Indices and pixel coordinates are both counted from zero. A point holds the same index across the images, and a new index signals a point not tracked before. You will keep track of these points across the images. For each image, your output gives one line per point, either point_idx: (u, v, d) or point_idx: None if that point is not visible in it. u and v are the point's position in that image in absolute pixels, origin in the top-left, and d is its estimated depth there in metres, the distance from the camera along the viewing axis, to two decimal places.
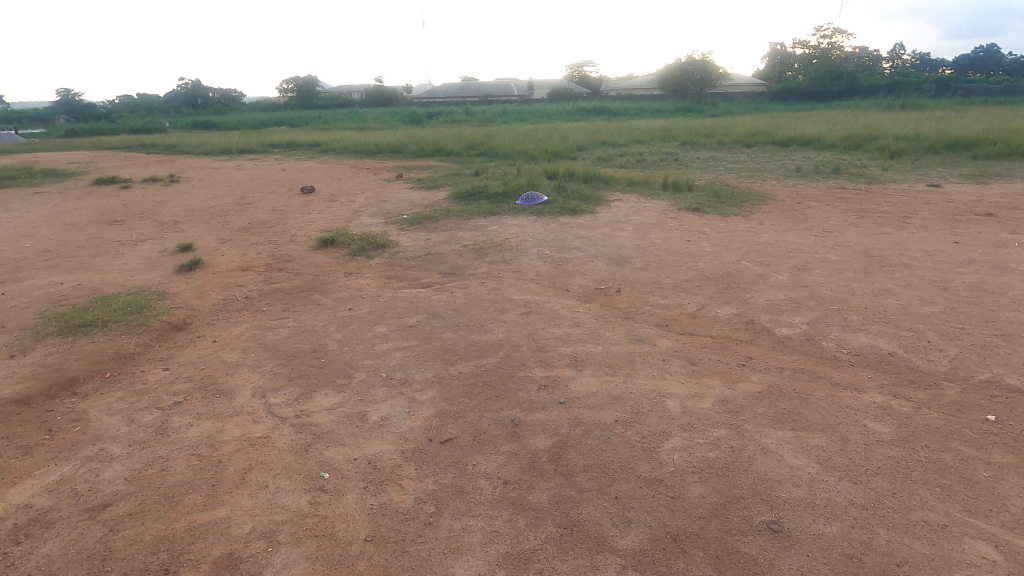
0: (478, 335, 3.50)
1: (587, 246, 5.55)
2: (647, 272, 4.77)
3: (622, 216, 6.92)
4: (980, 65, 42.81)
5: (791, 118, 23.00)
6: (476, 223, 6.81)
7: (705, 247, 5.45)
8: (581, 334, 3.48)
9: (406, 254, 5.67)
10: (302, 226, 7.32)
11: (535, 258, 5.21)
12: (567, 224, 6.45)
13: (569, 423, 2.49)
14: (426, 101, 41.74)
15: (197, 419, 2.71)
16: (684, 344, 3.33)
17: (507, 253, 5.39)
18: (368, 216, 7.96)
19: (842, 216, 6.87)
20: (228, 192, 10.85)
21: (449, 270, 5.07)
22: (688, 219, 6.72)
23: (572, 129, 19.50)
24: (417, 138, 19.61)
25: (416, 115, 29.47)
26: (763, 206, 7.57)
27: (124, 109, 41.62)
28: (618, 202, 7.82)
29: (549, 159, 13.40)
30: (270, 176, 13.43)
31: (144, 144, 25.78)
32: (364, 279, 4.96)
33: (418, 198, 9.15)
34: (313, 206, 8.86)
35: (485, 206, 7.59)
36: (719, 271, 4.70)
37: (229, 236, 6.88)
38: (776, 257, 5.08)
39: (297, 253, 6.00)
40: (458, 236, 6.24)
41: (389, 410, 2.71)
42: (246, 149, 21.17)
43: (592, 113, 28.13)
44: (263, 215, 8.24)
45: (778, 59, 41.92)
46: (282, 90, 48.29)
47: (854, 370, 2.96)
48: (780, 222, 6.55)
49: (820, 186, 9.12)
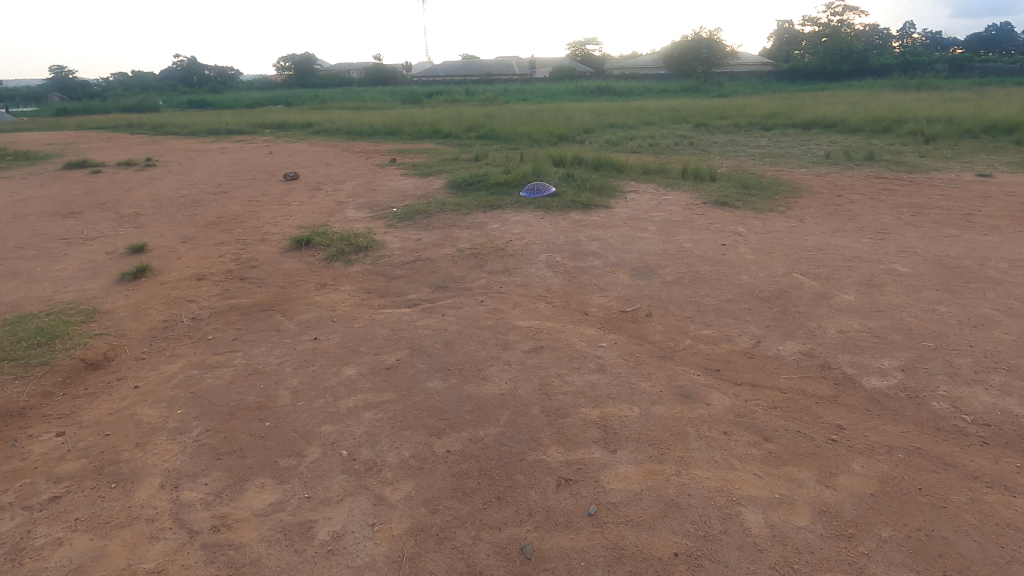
0: (475, 387, 2.67)
1: (605, 252, 4.70)
2: (680, 288, 3.95)
3: (642, 211, 6.08)
4: (993, 45, 41.55)
5: (806, 98, 21.93)
6: (474, 220, 5.96)
7: (745, 254, 4.62)
8: (610, 386, 2.66)
9: (391, 260, 4.84)
10: (277, 222, 6.46)
11: (544, 269, 4.37)
12: (579, 223, 5.59)
13: (606, 558, 1.70)
14: (425, 80, 40.60)
15: (72, 533, 1.92)
16: (747, 404, 2.51)
17: (511, 260, 4.56)
18: (354, 209, 7.11)
19: (893, 212, 6.02)
20: (205, 178, 9.97)
21: (441, 283, 4.22)
22: (717, 216, 5.88)
23: (576, 110, 18.53)
24: (413, 118, 18.65)
25: (414, 94, 28.39)
26: (799, 199, 6.71)
27: (116, 87, 40.41)
28: (634, 194, 6.95)
29: (554, 143, 12.46)
30: (255, 160, 12.52)
31: (131, 124, 24.78)
32: (339, 294, 4.13)
33: (411, 188, 8.28)
34: (294, 197, 7.98)
35: (484, 198, 6.72)
36: (769, 287, 3.87)
37: (192, 234, 6.03)
38: (833, 268, 4.24)
39: (265, 257, 5.15)
40: (454, 236, 5.40)
41: (346, 519, 1.91)
42: (234, 130, 20.16)
43: (596, 92, 27.04)
44: (236, 207, 7.37)
45: (789, 38, 40.48)
46: (278, 67, 46.86)
47: (992, 454, 2.15)
48: (824, 220, 5.70)
49: (857, 175, 8.23)
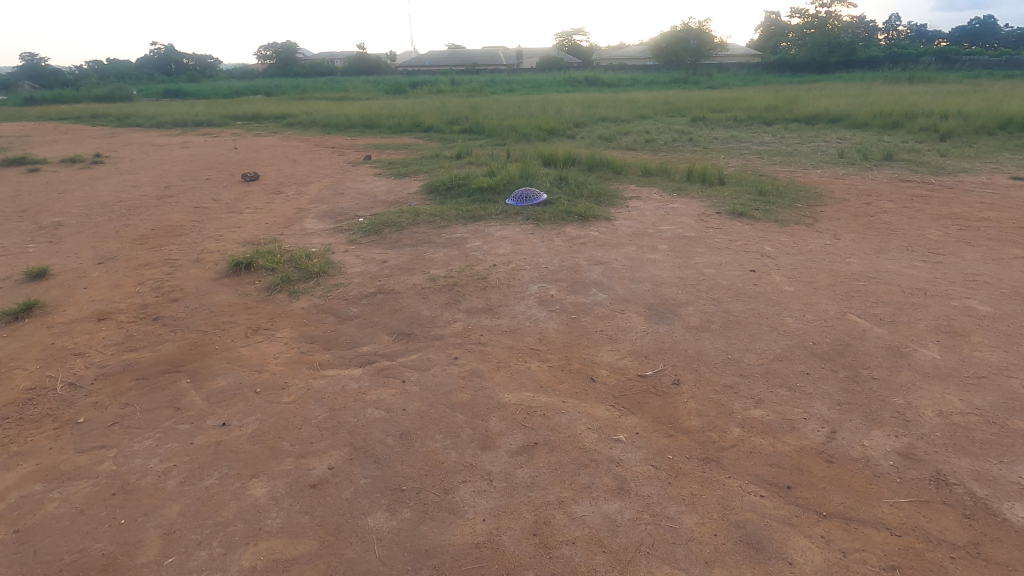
0: (438, 530, 1.80)
1: (611, 282, 3.83)
2: (711, 337, 3.09)
3: (649, 223, 5.23)
4: (977, 38, 41.27)
5: (802, 91, 21.21)
6: (452, 235, 5.05)
7: (782, 284, 3.80)
8: (638, 527, 1.80)
9: (348, 291, 3.94)
10: (220, 235, 5.50)
11: (536, 307, 3.49)
12: (576, 240, 4.72)
13: None
14: (406, 70, 39.34)
15: None
16: (848, 565, 1.67)
17: (494, 294, 3.66)
18: (315, 218, 6.17)
19: (938, 225, 5.20)
20: (154, 178, 8.90)
21: (405, 329, 3.32)
22: (737, 230, 5.05)
23: (566, 101, 17.59)
24: (393, 110, 17.56)
25: (396, 85, 27.22)
26: (824, 208, 5.90)
27: (89, 75, 38.75)
28: (637, 202, 6.08)
29: (543, 138, 11.56)
30: (216, 156, 11.44)
31: (96, 114, 23.40)
32: (273, 345, 3.20)
33: (383, 191, 7.34)
34: (249, 203, 7.01)
35: (465, 207, 5.82)
36: (825, 336, 3.04)
37: (114, 252, 5.06)
38: (896, 306, 3.41)
39: (194, 285, 4.21)
40: (427, 258, 4.50)
41: None
42: (202, 122, 18.94)
43: (585, 83, 26.15)
44: (178, 215, 6.38)
45: (776, 29, 39.99)
46: (259, 55, 45.28)
47: None
48: (861, 236, 4.88)
49: (879, 178, 7.44)
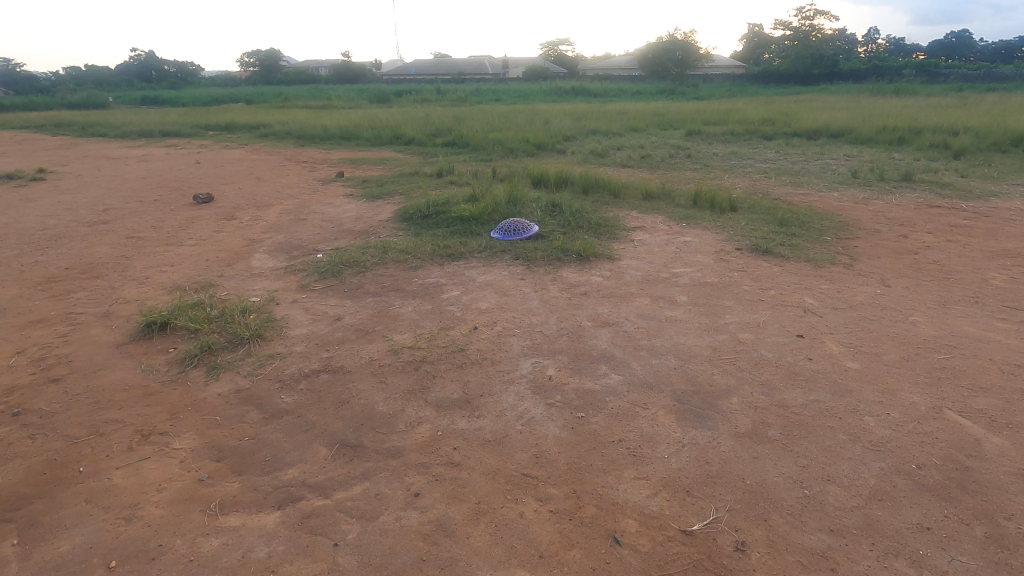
0: None
1: (625, 356, 2.98)
2: (772, 452, 2.24)
3: (661, 264, 4.41)
4: (956, 51, 41.62)
5: (793, 103, 20.73)
6: (425, 280, 4.17)
7: (842, 356, 2.98)
8: None
9: (284, 367, 3.04)
10: (146, 278, 4.56)
11: (529, 400, 2.62)
12: (575, 289, 3.88)
13: None
14: (386, 78, 38.51)
15: None
16: None
17: (474, 378, 2.79)
18: (265, 252, 5.25)
19: (997, 266, 4.44)
20: (94, 199, 7.91)
21: (351, 434, 2.43)
22: (766, 274, 4.25)
23: (554, 113, 16.88)
24: (373, 121, 16.70)
25: (377, 94, 26.37)
26: (856, 242, 5.14)
27: (62, 81, 37.38)
28: (642, 234, 5.25)
29: (530, 153, 10.79)
30: (173, 172, 10.45)
31: (59, 122, 22.20)
32: (161, 466, 2.29)
33: (350, 217, 6.45)
34: (194, 232, 6.08)
35: (442, 241, 4.96)
36: (930, 451, 2.21)
37: (7, 302, 4.12)
38: (1004, 396, 2.61)
39: (88, 354, 3.29)
40: (392, 315, 3.61)
41: None
42: (169, 132, 17.88)
43: (571, 93, 25.51)
44: (103, 249, 5.43)
45: (760, 41, 39.98)
46: (241, 62, 44.07)
47: None
48: (914, 282, 4.11)
49: (903, 203, 6.72)
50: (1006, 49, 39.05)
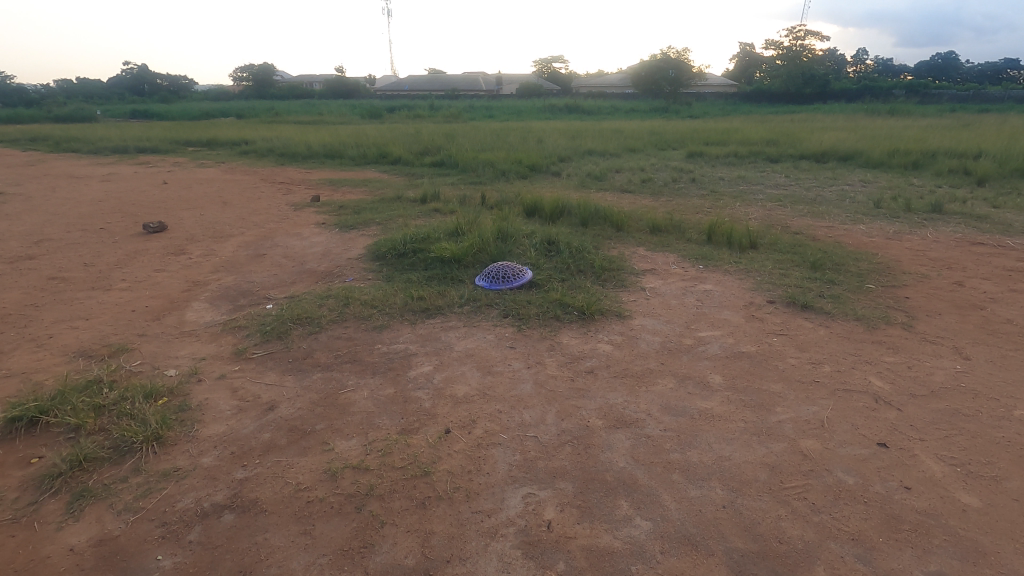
0: None
1: (652, 485, 2.14)
2: None
3: (683, 325, 3.59)
4: (947, 71, 41.62)
5: (793, 122, 20.23)
6: (390, 348, 3.32)
7: (951, 483, 2.16)
8: None
9: (174, 496, 2.17)
10: (46, 339, 3.69)
11: (517, 573, 1.78)
12: (581, 365, 3.05)
13: None
14: (377, 94, 37.97)
15: None
16: None
17: (440, 527, 1.95)
18: (206, 301, 4.39)
19: None
20: (34, 227, 7.04)
21: None
22: (814, 340, 3.43)
23: (548, 131, 16.18)
24: (358, 137, 15.92)
25: (367, 109, 25.70)
26: (907, 292, 4.36)
27: (49, 93, 36.56)
28: (654, 281, 4.45)
29: (523, 176, 10.04)
30: (134, 194, 9.58)
31: (35, 136, 21.37)
32: None
33: (317, 253, 5.62)
34: (130, 271, 5.21)
35: (416, 290, 4.12)
36: None
37: None
38: None
39: None
40: (340, 404, 2.75)
41: None
42: (145, 148, 17.03)
43: (566, 111, 24.93)
44: (13, 295, 4.56)
45: (753, 61, 39.87)
46: (234, 76, 43.41)
47: None
48: (998, 354, 3.31)
49: (942, 239, 5.98)
50: (998, 69, 39.01)
